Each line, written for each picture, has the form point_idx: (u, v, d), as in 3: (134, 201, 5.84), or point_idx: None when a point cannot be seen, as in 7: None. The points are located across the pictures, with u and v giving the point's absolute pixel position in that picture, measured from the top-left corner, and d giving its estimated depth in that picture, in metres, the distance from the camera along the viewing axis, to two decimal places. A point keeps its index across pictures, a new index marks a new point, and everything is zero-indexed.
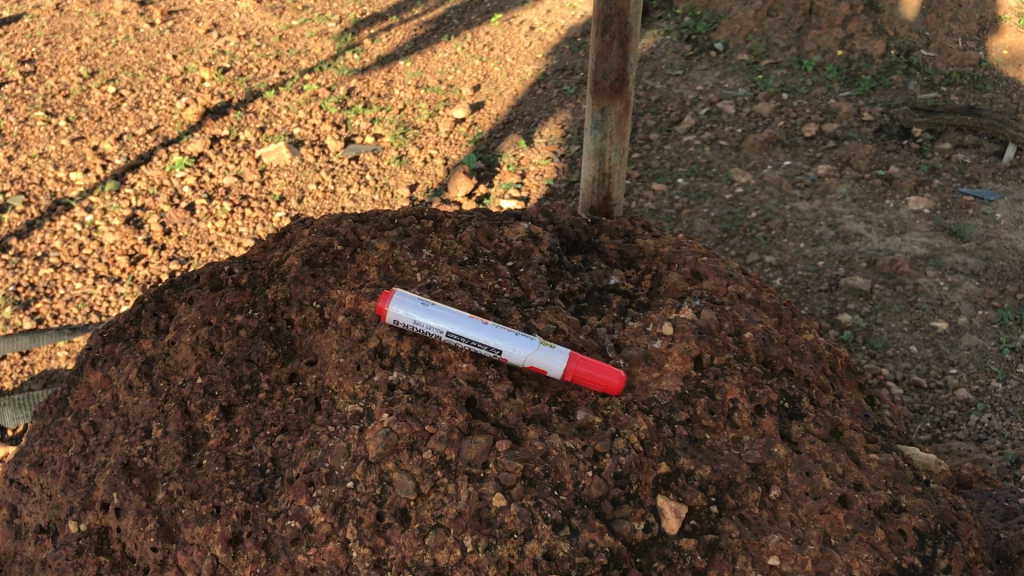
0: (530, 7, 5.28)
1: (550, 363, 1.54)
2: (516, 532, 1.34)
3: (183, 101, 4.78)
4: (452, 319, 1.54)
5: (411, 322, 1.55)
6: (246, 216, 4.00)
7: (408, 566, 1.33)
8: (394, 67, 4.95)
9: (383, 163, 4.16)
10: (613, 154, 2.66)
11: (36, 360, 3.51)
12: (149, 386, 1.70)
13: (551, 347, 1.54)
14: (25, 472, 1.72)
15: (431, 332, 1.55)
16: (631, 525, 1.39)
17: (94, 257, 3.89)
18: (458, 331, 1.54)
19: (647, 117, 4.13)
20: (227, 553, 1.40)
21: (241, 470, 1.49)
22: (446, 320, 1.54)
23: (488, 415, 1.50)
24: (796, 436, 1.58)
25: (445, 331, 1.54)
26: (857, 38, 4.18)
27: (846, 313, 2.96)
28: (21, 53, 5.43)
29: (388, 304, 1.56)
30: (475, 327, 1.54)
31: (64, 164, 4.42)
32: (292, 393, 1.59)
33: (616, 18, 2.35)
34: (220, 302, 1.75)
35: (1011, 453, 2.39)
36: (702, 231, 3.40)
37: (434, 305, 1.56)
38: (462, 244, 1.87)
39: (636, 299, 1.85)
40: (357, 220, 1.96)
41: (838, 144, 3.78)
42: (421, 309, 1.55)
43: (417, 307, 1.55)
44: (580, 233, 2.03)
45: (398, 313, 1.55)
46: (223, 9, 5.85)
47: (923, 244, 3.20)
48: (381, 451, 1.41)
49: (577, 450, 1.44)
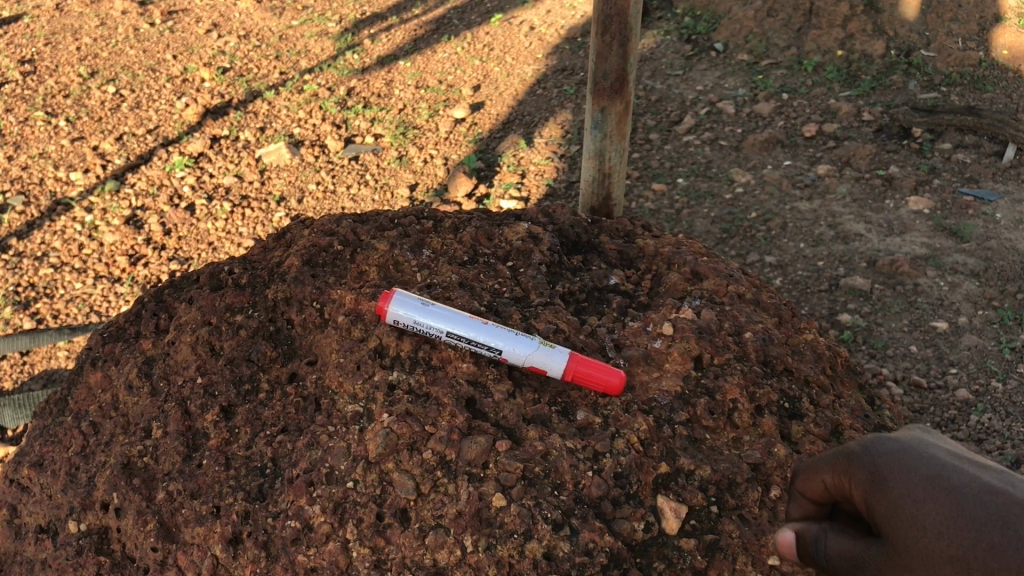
0: (530, 6, 5.28)
1: (550, 363, 1.54)
2: (516, 532, 1.34)
3: (183, 101, 4.79)
4: (452, 319, 1.54)
5: (411, 322, 1.55)
6: (246, 216, 4.00)
7: (409, 566, 1.33)
8: (394, 67, 4.96)
9: (383, 163, 4.16)
10: (613, 154, 2.66)
11: (36, 360, 3.51)
12: (148, 386, 1.70)
13: (551, 347, 1.54)
14: (25, 472, 1.72)
15: (431, 333, 1.55)
16: (631, 525, 1.38)
17: (94, 258, 3.89)
18: (457, 332, 1.54)
19: (647, 117, 4.14)
20: (227, 553, 1.40)
21: (241, 470, 1.49)
22: (446, 320, 1.54)
23: (488, 415, 1.50)
24: (795, 436, 1.58)
25: (445, 332, 1.54)
26: (857, 38, 4.18)
27: (845, 313, 2.96)
28: (21, 53, 5.43)
29: (388, 304, 1.56)
30: (475, 327, 1.54)
31: (64, 164, 4.42)
32: (292, 393, 1.59)
33: (616, 18, 2.35)
34: (220, 302, 1.75)
35: (1010, 453, 2.38)
36: (702, 231, 3.40)
37: (434, 305, 1.56)
38: (462, 245, 1.87)
39: (636, 299, 1.84)
40: (357, 220, 1.96)
41: (838, 144, 3.78)
42: (422, 309, 1.55)
43: (417, 307, 1.55)
44: (580, 234, 2.03)
45: (398, 313, 1.55)
46: (223, 9, 5.85)
47: (923, 244, 3.20)
48: (381, 451, 1.41)
49: (577, 450, 1.44)
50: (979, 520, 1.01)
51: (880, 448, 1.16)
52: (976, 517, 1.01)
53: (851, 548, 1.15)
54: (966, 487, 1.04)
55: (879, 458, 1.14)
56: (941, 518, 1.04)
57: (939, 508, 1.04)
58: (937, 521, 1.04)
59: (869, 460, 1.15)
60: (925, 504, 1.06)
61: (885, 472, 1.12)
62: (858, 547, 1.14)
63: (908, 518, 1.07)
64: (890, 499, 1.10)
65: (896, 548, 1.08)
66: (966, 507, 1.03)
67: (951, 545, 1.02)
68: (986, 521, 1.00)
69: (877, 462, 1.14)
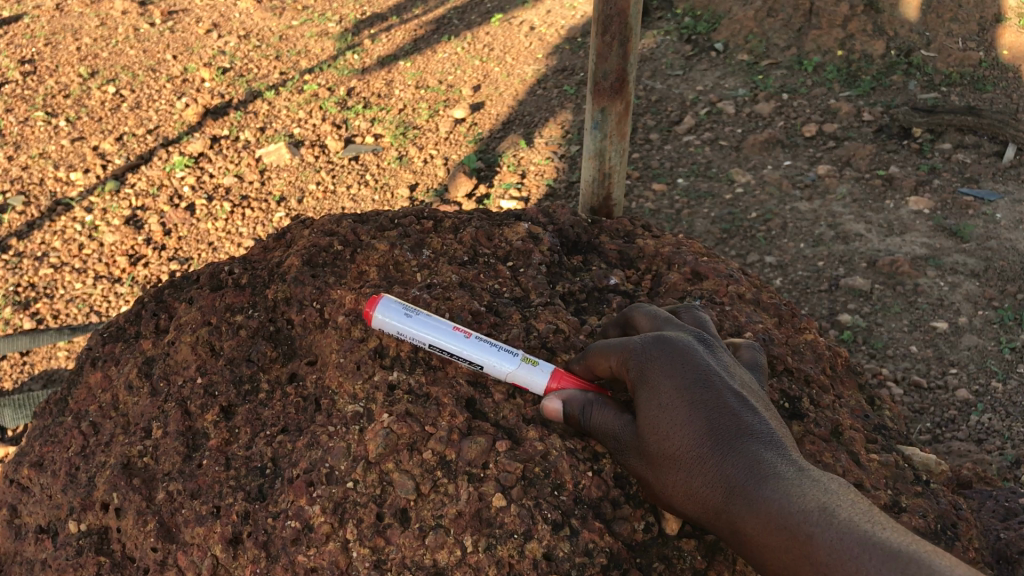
0: (530, 6, 5.28)
1: (532, 381, 1.49)
2: (516, 532, 1.34)
3: (183, 101, 4.79)
4: (435, 331, 1.52)
5: (395, 331, 1.55)
6: (246, 216, 4.00)
7: (408, 566, 1.33)
8: (394, 67, 4.96)
9: (383, 163, 4.16)
10: (613, 154, 2.65)
11: (36, 360, 3.51)
12: (148, 386, 1.70)
13: (533, 365, 1.49)
14: (25, 472, 1.72)
15: (416, 343, 1.54)
16: (631, 525, 1.38)
17: (94, 258, 3.89)
18: (437, 342, 1.52)
19: (647, 117, 4.14)
20: (227, 553, 1.39)
21: (241, 470, 1.49)
22: (429, 331, 1.53)
23: (488, 416, 1.49)
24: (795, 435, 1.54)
25: (428, 344, 1.53)
26: (857, 38, 4.18)
27: (845, 313, 2.96)
28: (21, 53, 5.43)
29: (373, 312, 1.56)
30: (457, 342, 1.52)
31: (64, 164, 4.42)
32: (292, 393, 1.59)
33: (616, 19, 2.35)
34: (220, 302, 1.75)
35: (1010, 453, 2.38)
36: (702, 232, 3.40)
37: (418, 314, 1.54)
38: (462, 245, 1.87)
39: (636, 299, 1.83)
40: (357, 220, 1.96)
41: (838, 144, 3.78)
42: (404, 319, 1.54)
43: (400, 317, 1.54)
44: (580, 234, 2.02)
45: (383, 320, 1.55)
46: (223, 9, 5.86)
47: (923, 244, 3.21)
48: (381, 451, 1.41)
49: (577, 450, 1.44)
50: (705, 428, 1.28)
51: (656, 352, 1.37)
52: (701, 425, 1.28)
53: (610, 419, 1.39)
54: (706, 399, 1.31)
55: (652, 356, 1.37)
56: (678, 417, 1.30)
57: (679, 411, 1.31)
58: (676, 421, 1.30)
59: (644, 354, 1.38)
60: (671, 407, 1.31)
61: (652, 367, 1.36)
62: (617, 421, 1.38)
63: (654, 411, 1.32)
64: (646, 395, 1.34)
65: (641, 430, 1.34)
66: (697, 417, 1.29)
67: (680, 442, 1.28)
68: (709, 432, 1.28)
69: (649, 360, 1.36)
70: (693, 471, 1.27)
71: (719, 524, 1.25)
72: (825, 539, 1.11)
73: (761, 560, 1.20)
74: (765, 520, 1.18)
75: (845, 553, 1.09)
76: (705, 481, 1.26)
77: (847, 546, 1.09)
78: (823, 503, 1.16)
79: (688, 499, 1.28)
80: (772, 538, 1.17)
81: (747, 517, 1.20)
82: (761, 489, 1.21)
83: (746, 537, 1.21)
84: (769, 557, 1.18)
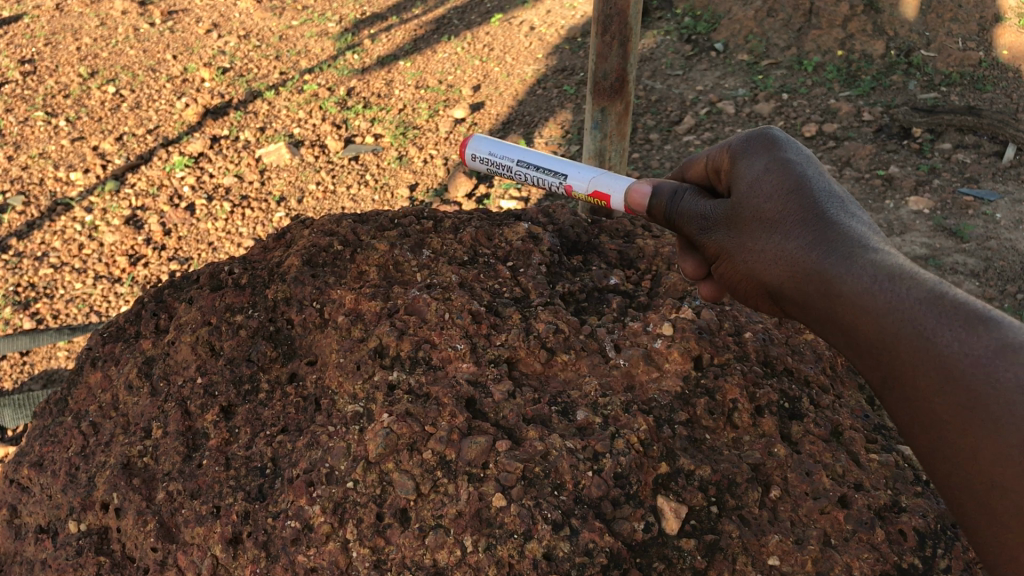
0: (529, 6, 5.28)
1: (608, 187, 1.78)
2: (516, 532, 1.33)
3: (183, 101, 4.79)
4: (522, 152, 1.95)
5: (485, 154, 1.99)
6: (246, 216, 4.00)
7: (409, 566, 1.33)
8: (394, 67, 4.96)
9: (383, 163, 4.16)
10: (613, 154, 2.64)
11: (37, 360, 3.51)
12: (148, 386, 1.71)
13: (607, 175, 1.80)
14: (26, 472, 1.73)
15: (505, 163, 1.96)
16: (631, 525, 1.35)
17: (94, 257, 3.89)
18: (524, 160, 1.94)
19: (647, 117, 4.14)
20: (227, 553, 1.39)
21: (241, 470, 1.48)
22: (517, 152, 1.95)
23: (488, 416, 1.48)
24: (795, 436, 1.53)
25: (515, 161, 1.95)
26: (857, 38, 4.19)
27: None
28: (21, 53, 5.43)
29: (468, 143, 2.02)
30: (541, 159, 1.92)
31: (64, 164, 4.42)
32: (292, 393, 1.59)
33: (616, 18, 2.38)
34: (220, 302, 1.76)
35: None
36: None
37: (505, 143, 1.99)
38: (462, 245, 1.86)
39: (636, 299, 1.80)
40: (356, 220, 1.96)
41: (838, 144, 3.77)
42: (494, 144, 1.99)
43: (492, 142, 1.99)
44: (580, 234, 2.00)
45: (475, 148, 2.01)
46: (223, 9, 5.86)
47: (923, 244, 3.21)
48: (381, 451, 1.41)
49: (577, 450, 1.41)
50: (812, 203, 1.19)
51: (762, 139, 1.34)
52: (800, 195, 1.21)
53: (697, 205, 1.40)
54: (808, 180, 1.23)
55: (762, 144, 1.33)
56: (775, 189, 1.24)
57: (780, 183, 1.24)
58: (773, 190, 1.24)
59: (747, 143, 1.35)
60: (770, 181, 1.26)
61: (761, 151, 1.31)
62: (701, 205, 1.39)
63: (761, 185, 1.27)
64: (744, 174, 1.31)
65: (738, 203, 1.30)
66: (804, 193, 1.21)
67: (776, 209, 1.22)
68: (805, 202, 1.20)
69: (752, 146, 1.34)
70: (795, 236, 1.17)
71: (808, 288, 1.13)
72: (929, 303, 0.99)
73: (847, 324, 1.07)
74: (865, 279, 1.05)
75: (947, 313, 0.97)
76: (806, 245, 1.15)
77: (949, 310, 0.98)
78: (938, 279, 1.04)
79: (780, 264, 1.18)
80: (863, 292, 1.05)
81: (840, 274, 1.08)
82: (859, 251, 1.09)
83: (834, 296, 1.09)
84: (861, 321, 1.04)
